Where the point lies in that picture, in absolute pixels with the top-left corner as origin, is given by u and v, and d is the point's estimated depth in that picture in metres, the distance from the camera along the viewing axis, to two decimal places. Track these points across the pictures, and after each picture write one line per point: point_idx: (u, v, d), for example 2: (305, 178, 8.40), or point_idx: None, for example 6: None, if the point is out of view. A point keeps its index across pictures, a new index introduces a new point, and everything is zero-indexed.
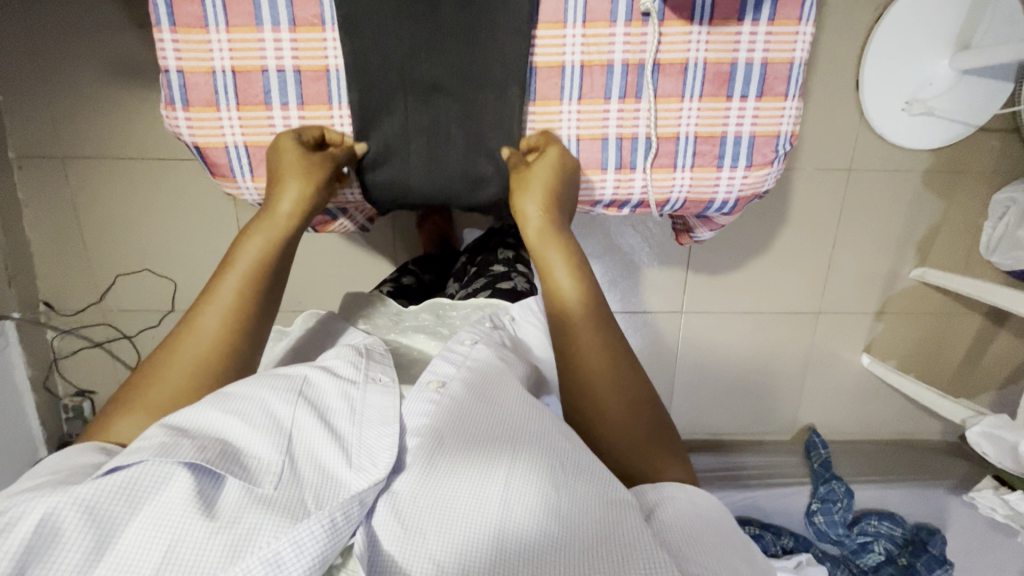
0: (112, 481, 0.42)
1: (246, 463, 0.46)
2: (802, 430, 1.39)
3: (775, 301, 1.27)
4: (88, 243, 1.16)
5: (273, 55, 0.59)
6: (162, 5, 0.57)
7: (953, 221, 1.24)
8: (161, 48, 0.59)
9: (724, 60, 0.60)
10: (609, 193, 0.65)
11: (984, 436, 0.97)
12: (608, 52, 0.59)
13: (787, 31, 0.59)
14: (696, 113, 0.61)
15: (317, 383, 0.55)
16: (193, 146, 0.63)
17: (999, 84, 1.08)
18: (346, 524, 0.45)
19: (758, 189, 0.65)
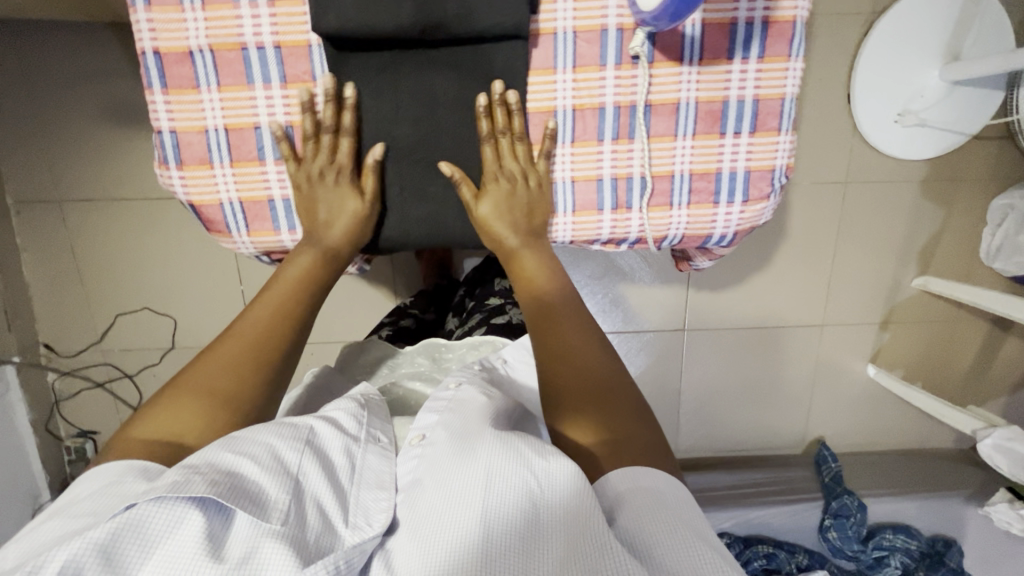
0: (124, 521, 0.39)
1: (259, 498, 0.43)
2: (811, 443, 1.38)
3: (778, 315, 1.27)
4: (87, 285, 1.16)
5: (266, 112, 0.59)
6: (154, 69, 0.57)
7: (953, 229, 1.23)
8: (154, 110, 0.59)
9: (715, 98, 0.60)
10: (606, 233, 0.64)
11: (997, 449, 0.95)
12: (599, 96, 0.59)
13: (777, 67, 0.59)
14: (690, 150, 0.61)
15: (325, 433, 0.52)
16: (188, 204, 0.62)
17: (990, 93, 1.08)
18: (348, 572, 0.43)
19: (756, 222, 0.64)
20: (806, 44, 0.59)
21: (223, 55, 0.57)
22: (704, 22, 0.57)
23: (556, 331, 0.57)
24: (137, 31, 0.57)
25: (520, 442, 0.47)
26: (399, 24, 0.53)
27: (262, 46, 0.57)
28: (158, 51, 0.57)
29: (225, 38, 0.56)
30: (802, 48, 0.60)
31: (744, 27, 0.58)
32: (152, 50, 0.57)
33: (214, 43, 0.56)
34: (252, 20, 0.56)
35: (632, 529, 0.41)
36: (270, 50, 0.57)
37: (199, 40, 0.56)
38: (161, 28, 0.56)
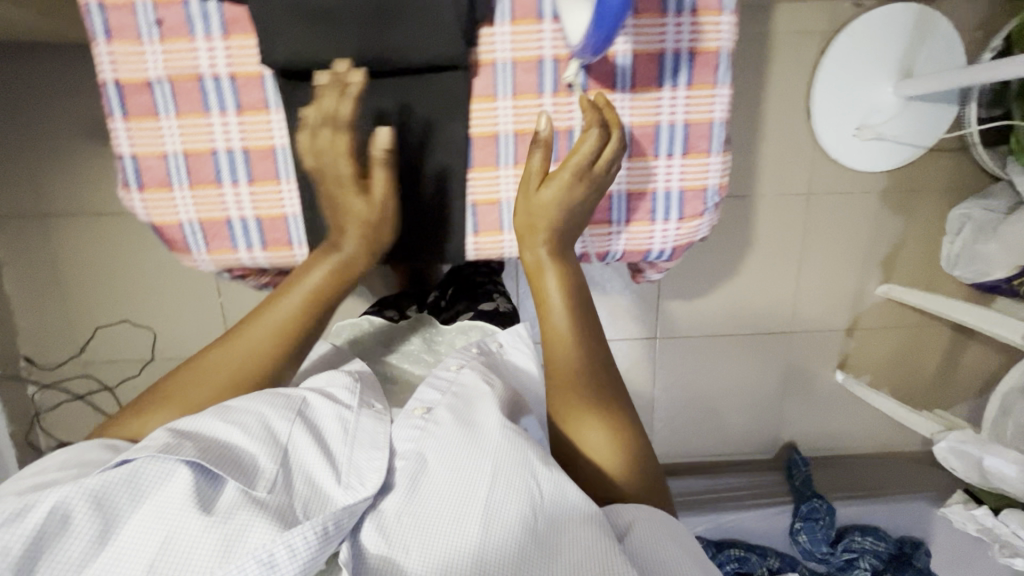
0: (118, 473, 0.47)
1: (245, 464, 0.50)
2: (782, 448, 1.40)
3: (747, 323, 1.30)
4: (67, 298, 1.18)
5: (222, 138, 0.62)
6: (114, 98, 0.60)
7: (914, 238, 1.27)
8: (115, 136, 0.62)
9: (648, 123, 0.63)
10: None
11: (951, 451, 0.99)
12: (539, 121, 0.64)
13: (705, 94, 0.62)
14: (626, 172, 0.65)
15: (315, 406, 0.58)
16: (149, 224, 0.65)
17: (943, 108, 1.12)
18: (337, 532, 0.48)
19: (693, 238, 0.68)
20: (732, 71, 0.62)
21: (180, 85, 0.60)
22: (634, 52, 0.61)
23: (562, 347, 0.63)
24: (99, 62, 0.59)
25: (528, 442, 0.54)
26: (342, 59, 0.57)
27: (218, 77, 0.60)
28: (118, 81, 0.60)
29: (182, 69, 0.60)
30: (730, 74, 0.64)
31: (671, 57, 0.61)
32: (112, 81, 0.60)
33: (172, 74, 0.60)
34: (208, 52, 0.59)
35: (635, 543, 0.49)
36: (225, 80, 0.60)
37: (157, 71, 0.59)
38: (121, 60, 0.59)
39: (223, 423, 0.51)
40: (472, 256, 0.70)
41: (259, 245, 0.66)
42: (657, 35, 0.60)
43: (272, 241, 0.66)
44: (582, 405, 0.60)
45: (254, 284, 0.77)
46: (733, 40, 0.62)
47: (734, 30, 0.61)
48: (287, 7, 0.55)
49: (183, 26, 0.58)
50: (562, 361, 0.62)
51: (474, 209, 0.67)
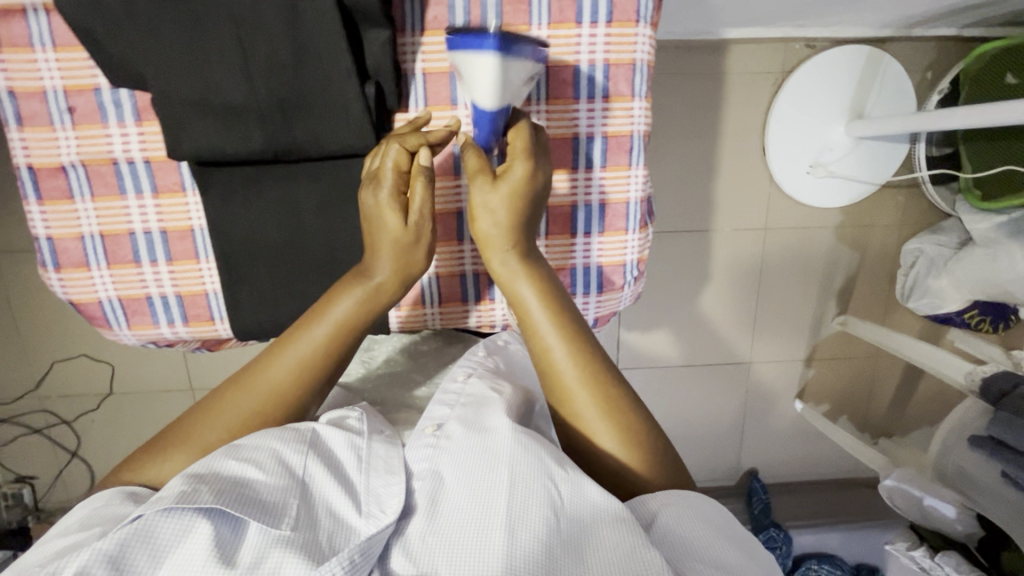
0: (136, 534, 0.45)
1: (268, 504, 0.50)
2: (744, 475, 1.42)
3: (707, 354, 1.32)
4: (22, 334, 1.17)
5: (139, 219, 0.62)
6: (28, 181, 0.60)
7: (870, 270, 1.30)
8: (30, 218, 0.62)
9: (564, 203, 0.65)
10: (474, 319, 0.73)
11: (895, 490, 1.01)
12: (455, 203, 0.68)
13: (619, 174, 0.65)
14: (544, 249, 0.67)
15: (326, 435, 0.59)
16: (69, 301, 0.65)
17: (893, 148, 1.15)
18: (364, 560, 0.49)
19: (615, 310, 0.69)
20: (645, 154, 0.65)
21: (94, 169, 0.60)
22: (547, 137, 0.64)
23: (561, 351, 0.59)
24: (12, 146, 0.60)
25: (541, 451, 0.55)
26: (252, 150, 0.57)
27: (133, 161, 0.61)
28: (31, 165, 0.60)
29: (96, 154, 0.60)
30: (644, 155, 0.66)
31: (585, 140, 0.64)
32: (25, 164, 0.60)
33: (85, 159, 0.60)
34: (122, 137, 0.60)
35: (668, 534, 0.51)
36: (141, 164, 0.61)
37: (70, 155, 0.60)
38: (33, 145, 0.59)
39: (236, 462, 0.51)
40: (395, 326, 0.73)
41: (180, 321, 0.66)
42: (570, 120, 0.63)
43: (194, 318, 0.66)
44: (594, 412, 0.57)
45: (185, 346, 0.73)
46: (646, 125, 0.65)
47: (645, 115, 0.64)
48: (189, 100, 0.55)
49: (96, 113, 0.59)
50: (561, 366, 0.59)
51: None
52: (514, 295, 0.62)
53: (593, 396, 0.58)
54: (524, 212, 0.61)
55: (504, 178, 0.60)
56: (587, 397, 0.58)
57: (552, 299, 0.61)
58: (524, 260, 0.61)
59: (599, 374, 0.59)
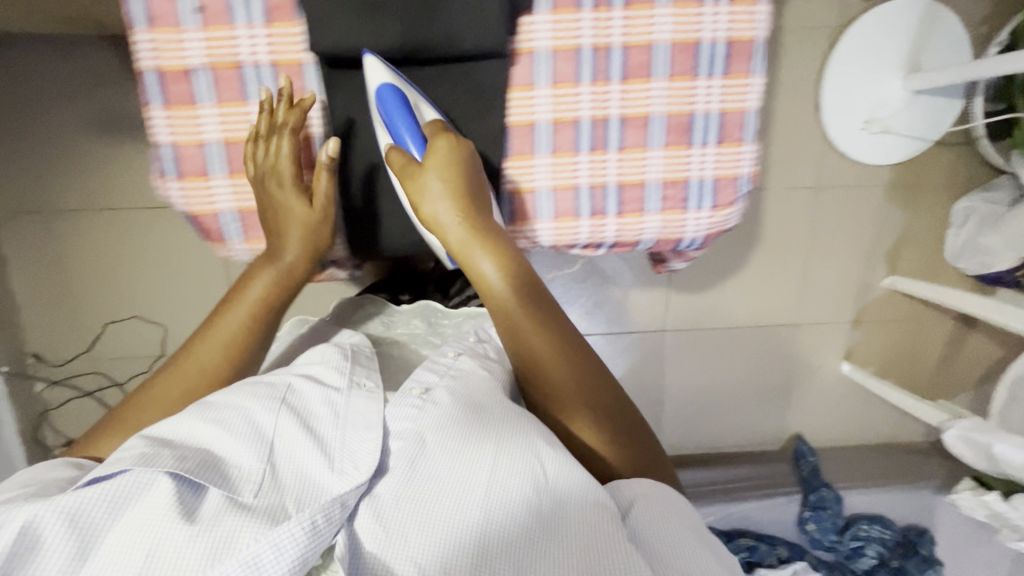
0: (91, 492, 0.48)
1: (228, 472, 0.52)
2: (789, 439, 1.42)
3: (755, 316, 1.32)
4: (75, 294, 1.17)
5: (259, 123, 0.68)
6: (154, 86, 0.65)
7: (919, 231, 1.29)
8: (154, 124, 0.67)
9: (683, 112, 0.64)
10: (584, 238, 0.68)
11: (960, 439, 1.00)
12: (574, 109, 0.64)
13: (740, 82, 0.64)
14: (660, 160, 0.66)
15: (301, 390, 0.61)
16: (186, 211, 0.70)
17: (948, 102, 1.14)
18: (328, 526, 0.49)
19: (724, 226, 0.69)
20: (766, 63, 0.65)
21: (220, 73, 0.66)
22: (672, 42, 0.63)
23: (527, 322, 0.62)
24: (139, 52, 0.64)
25: (532, 427, 0.56)
26: (389, 46, 0.61)
27: (256, 65, 0.66)
28: (159, 68, 0.65)
29: (223, 57, 0.65)
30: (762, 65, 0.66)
31: (708, 46, 0.63)
32: (152, 67, 0.65)
33: (213, 62, 0.65)
34: (248, 41, 0.65)
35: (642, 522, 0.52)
36: (265, 67, 0.66)
37: (197, 59, 0.65)
38: (161, 47, 0.64)
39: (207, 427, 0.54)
40: (506, 243, 0.70)
41: None
42: (694, 25, 0.62)
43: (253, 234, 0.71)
44: (576, 399, 0.60)
45: None
46: (765, 33, 0.65)
47: (766, 23, 0.64)
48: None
49: (224, 16, 0.64)
50: (528, 335, 0.62)
51: (511, 195, 0.67)
52: (479, 274, 0.63)
53: (554, 358, 0.61)
54: (471, 191, 0.63)
55: (432, 164, 0.62)
56: (553, 356, 0.61)
57: (514, 271, 0.63)
58: (479, 234, 0.63)
59: (559, 330, 0.63)
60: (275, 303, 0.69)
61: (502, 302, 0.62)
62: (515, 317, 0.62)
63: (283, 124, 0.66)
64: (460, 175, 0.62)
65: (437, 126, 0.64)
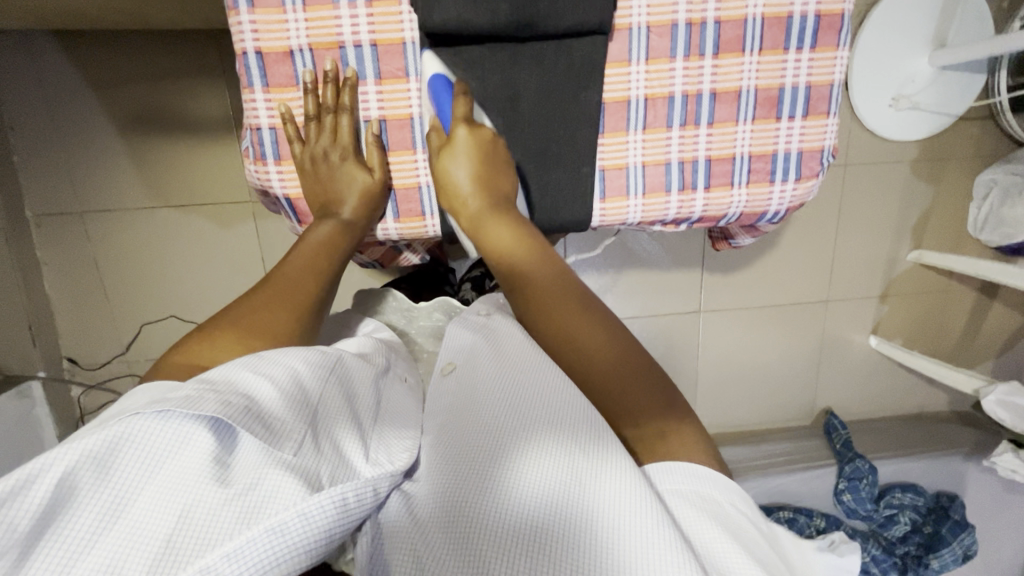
0: (126, 439, 0.39)
1: (274, 426, 0.43)
2: (820, 414, 1.46)
3: (786, 293, 1.34)
4: (111, 295, 1.15)
5: (359, 107, 0.63)
6: (255, 68, 0.60)
7: (943, 204, 1.32)
8: (254, 108, 0.62)
9: (773, 85, 0.63)
10: (672, 213, 0.66)
11: (999, 404, 1.03)
12: (669, 85, 0.62)
13: (828, 56, 0.63)
14: (750, 134, 0.64)
15: (346, 364, 0.55)
16: (283, 198, 0.66)
17: (975, 76, 1.16)
18: (354, 505, 0.44)
19: (806, 199, 0.68)
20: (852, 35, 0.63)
21: (321, 53, 0.60)
22: (764, 15, 0.61)
23: (535, 278, 0.58)
24: (237, 30, 0.59)
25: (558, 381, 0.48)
26: (495, 25, 0.57)
27: (359, 45, 0.61)
28: (260, 51, 0.59)
29: (324, 37, 0.60)
30: (847, 37, 0.64)
31: (799, 19, 0.61)
32: (254, 50, 0.59)
33: (313, 42, 0.60)
34: (350, 18, 0.60)
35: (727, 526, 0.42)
36: (367, 47, 0.61)
37: (299, 39, 0.60)
38: (263, 29, 0.59)
39: (252, 374, 0.45)
40: (595, 223, 0.67)
41: (392, 217, 0.68)
42: None
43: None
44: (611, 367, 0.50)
45: (360, 259, 0.80)
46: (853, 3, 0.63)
47: None
48: None
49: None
50: (540, 294, 0.57)
51: (602, 173, 0.64)
52: (490, 246, 0.62)
53: (564, 319, 0.54)
54: (488, 171, 0.63)
55: (450, 146, 0.62)
56: (561, 315, 0.54)
57: (527, 242, 0.61)
58: (491, 211, 0.63)
59: (576, 290, 0.56)
60: (325, 271, 0.62)
61: (510, 264, 0.60)
62: (524, 275, 0.59)
63: (332, 103, 0.62)
64: (485, 152, 0.63)
65: (461, 107, 0.61)
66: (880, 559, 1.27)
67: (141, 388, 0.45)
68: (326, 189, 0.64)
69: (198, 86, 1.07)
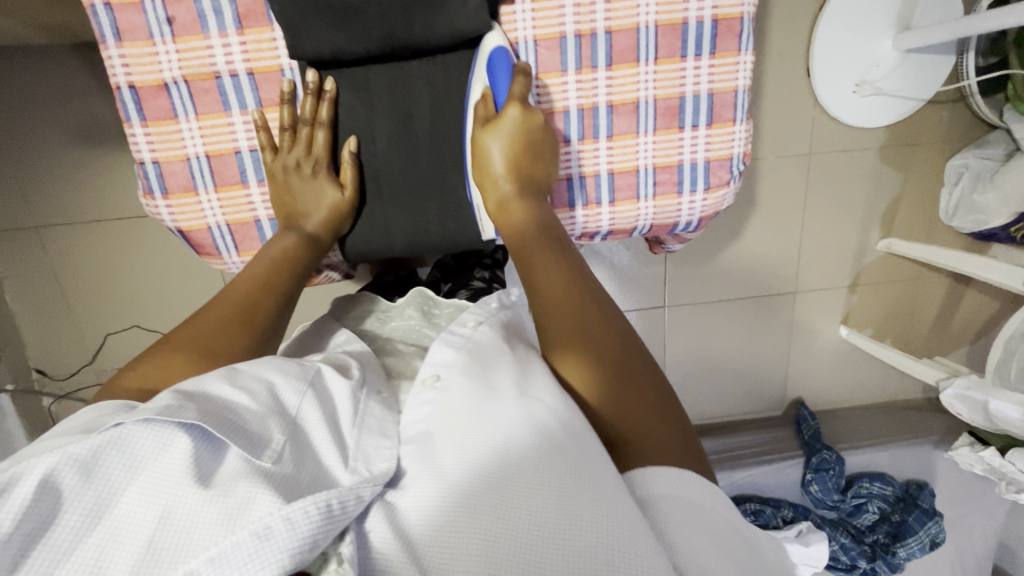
0: (112, 439, 0.39)
1: (253, 433, 0.44)
2: (791, 404, 1.45)
3: (752, 285, 1.32)
4: (73, 306, 1.17)
5: (245, 137, 0.66)
6: (132, 103, 0.63)
7: (914, 191, 1.29)
8: (135, 142, 0.65)
9: (672, 95, 0.65)
10: (579, 227, 0.71)
11: (957, 397, 1.02)
12: (562, 100, 0.66)
13: (729, 61, 0.65)
14: (652, 146, 0.67)
15: (328, 379, 0.53)
16: (176, 230, 0.69)
17: (942, 59, 1.12)
18: (342, 515, 0.42)
19: (719, 207, 0.71)
20: (753, 38, 0.65)
21: (198, 84, 0.63)
22: (657, 24, 0.63)
23: (540, 266, 0.58)
24: (111, 67, 0.62)
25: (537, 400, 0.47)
26: (370, 51, 0.61)
27: (236, 74, 0.64)
28: (132, 85, 0.62)
29: (199, 68, 0.62)
30: (751, 39, 0.66)
31: (695, 26, 0.63)
32: (127, 84, 0.62)
33: (188, 74, 0.62)
34: (223, 50, 0.62)
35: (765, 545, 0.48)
36: (244, 76, 0.64)
37: (172, 72, 0.62)
38: (133, 62, 0.62)
39: (232, 388, 0.45)
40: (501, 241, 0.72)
41: None
42: (680, 5, 0.62)
43: (245, 247, 0.70)
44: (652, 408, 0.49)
45: None
46: (753, 6, 0.65)
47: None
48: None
49: (196, 24, 0.61)
50: (548, 286, 0.56)
51: None
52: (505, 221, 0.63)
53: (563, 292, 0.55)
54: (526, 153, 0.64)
55: (496, 124, 0.63)
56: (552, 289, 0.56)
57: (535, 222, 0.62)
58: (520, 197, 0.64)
59: (571, 273, 0.57)
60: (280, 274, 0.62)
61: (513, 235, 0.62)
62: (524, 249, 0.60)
63: (309, 116, 0.65)
64: (524, 138, 0.63)
65: (518, 86, 0.62)
66: (848, 547, 1.27)
67: (87, 409, 0.45)
68: (277, 206, 0.67)
69: None
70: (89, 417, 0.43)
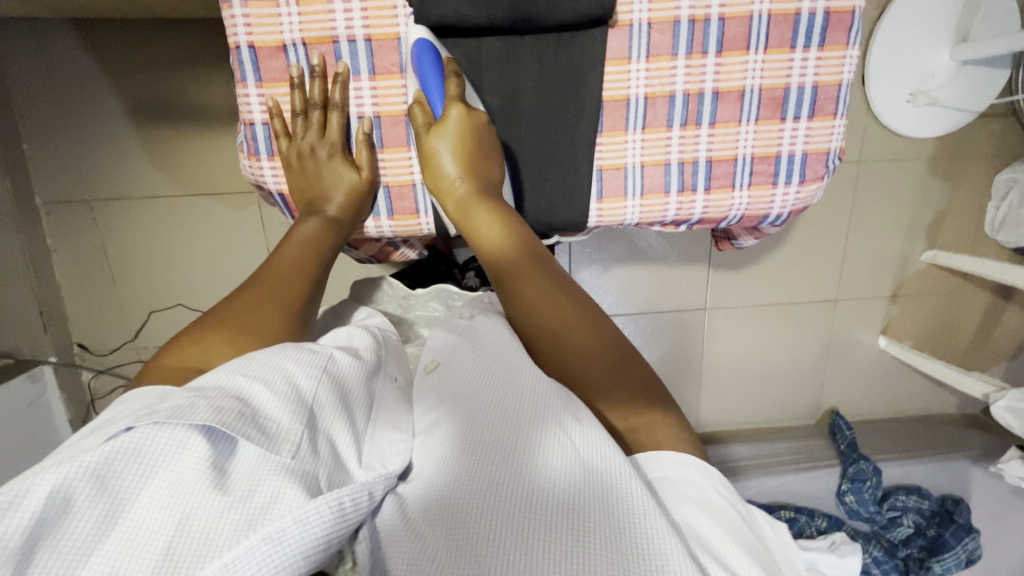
0: (120, 446, 0.37)
1: (268, 428, 0.41)
2: (825, 413, 1.44)
3: (793, 291, 1.32)
4: (119, 282, 1.17)
5: (355, 103, 0.67)
6: (249, 63, 0.64)
7: (960, 203, 1.29)
8: (248, 102, 0.66)
9: (778, 85, 0.66)
10: (672, 213, 0.70)
11: (1009, 410, 1.01)
12: (670, 84, 0.65)
13: (836, 54, 0.65)
14: (753, 135, 0.68)
15: (342, 362, 0.51)
16: (277, 193, 0.71)
17: (999, 72, 1.12)
18: (355, 512, 0.40)
19: (810, 201, 0.71)
20: (862, 33, 0.65)
21: (315, 48, 0.64)
22: (771, 13, 0.63)
23: (523, 279, 0.60)
24: (232, 25, 0.62)
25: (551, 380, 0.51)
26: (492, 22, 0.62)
27: (353, 40, 0.64)
28: (253, 45, 0.63)
29: (318, 32, 0.63)
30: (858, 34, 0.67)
31: (807, 17, 0.64)
32: (247, 44, 0.63)
33: (307, 37, 0.63)
34: (344, 15, 0.63)
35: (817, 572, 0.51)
36: (362, 42, 0.64)
37: (293, 34, 0.63)
38: (256, 23, 0.62)
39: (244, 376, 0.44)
40: (592, 224, 0.72)
41: (386, 215, 0.71)
42: None
43: None
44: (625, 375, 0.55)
45: (358, 256, 0.86)
46: None
47: None
48: None
49: None
50: (533, 296, 0.59)
51: (600, 172, 0.68)
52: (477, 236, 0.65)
53: (542, 302, 0.58)
54: (468, 153, 0.66)
55: (441, 128, 0.65)
56: (534, 297, 0.59)
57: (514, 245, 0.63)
58: (479, 198, 0.66)
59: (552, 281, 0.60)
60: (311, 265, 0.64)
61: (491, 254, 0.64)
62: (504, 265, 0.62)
63: (320, 98, 0.65)
64: (473, 140, 0.66)
65: (453, 87, 0.65)
66: (881, 561, 1.25)
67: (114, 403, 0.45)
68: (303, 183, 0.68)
69: (204, 75, 1.06)
70: (128, 408, 0.43)
